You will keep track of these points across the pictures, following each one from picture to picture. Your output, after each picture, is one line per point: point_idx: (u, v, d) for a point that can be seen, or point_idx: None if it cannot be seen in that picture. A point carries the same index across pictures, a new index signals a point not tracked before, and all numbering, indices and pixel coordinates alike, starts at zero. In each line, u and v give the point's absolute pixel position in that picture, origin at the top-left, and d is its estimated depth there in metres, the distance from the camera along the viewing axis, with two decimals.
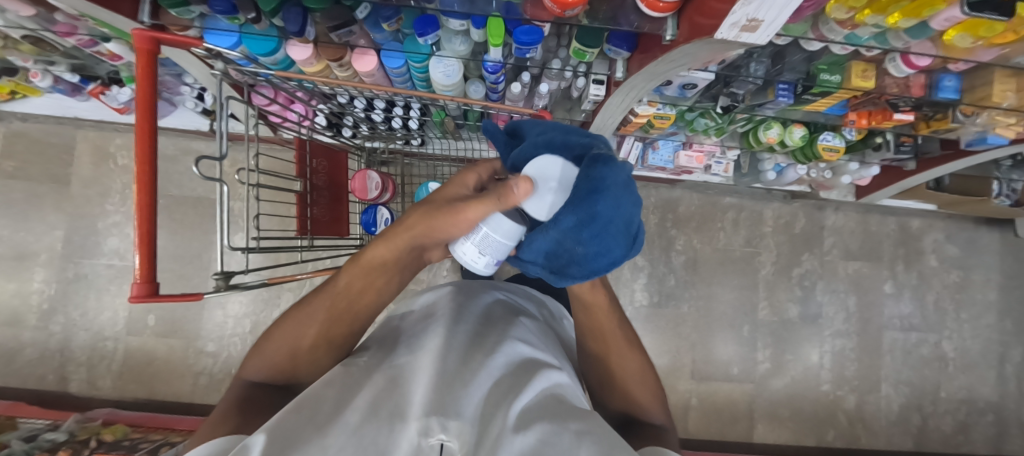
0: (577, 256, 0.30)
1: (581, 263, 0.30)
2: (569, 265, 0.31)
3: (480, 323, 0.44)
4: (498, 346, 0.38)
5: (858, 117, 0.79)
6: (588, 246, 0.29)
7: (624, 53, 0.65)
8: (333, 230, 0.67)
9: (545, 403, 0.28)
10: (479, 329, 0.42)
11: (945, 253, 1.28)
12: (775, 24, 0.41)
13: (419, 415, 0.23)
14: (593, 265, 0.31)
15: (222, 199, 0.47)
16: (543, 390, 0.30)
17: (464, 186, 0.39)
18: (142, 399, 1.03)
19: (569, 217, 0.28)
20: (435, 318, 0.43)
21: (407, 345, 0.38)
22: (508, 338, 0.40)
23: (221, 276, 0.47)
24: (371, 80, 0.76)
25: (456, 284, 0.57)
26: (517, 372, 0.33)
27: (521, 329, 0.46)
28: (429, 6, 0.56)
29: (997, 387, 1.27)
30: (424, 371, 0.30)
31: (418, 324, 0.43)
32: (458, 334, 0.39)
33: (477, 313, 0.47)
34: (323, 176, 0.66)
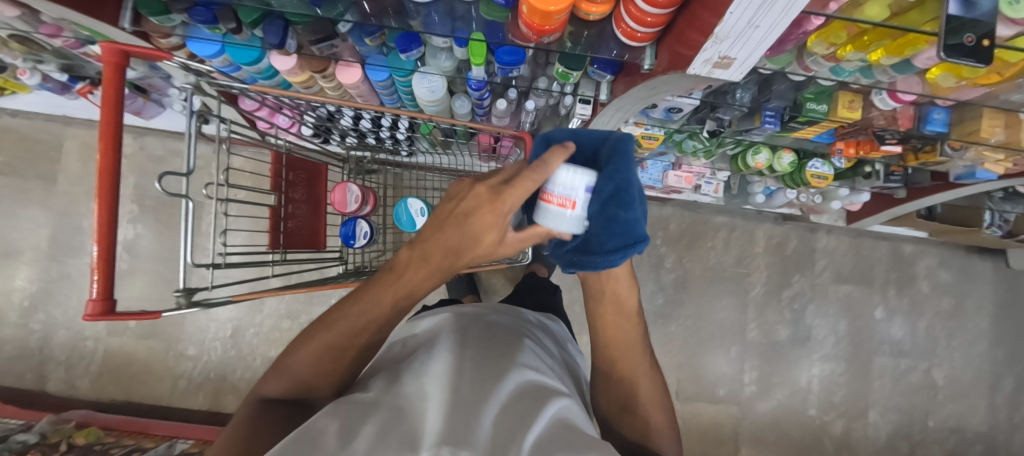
0: (603, 239, 0.42)
1: (614, 231, 0.41)
2: (604, 242, 0.42)
3: (488, 347, 0.43)
4: (507, 371, 0.37)
5: (846, 146, 0.77)
6: (624, 213, 0.40)
7: (608, 76, 0.64)
8: (309, 243, 0.65)
9: (556, 432, 0.27)
10: (487, 352, 0.42)
11: (938, 279, 1.25)
12: (748, 62, 0.42)
13: (430, 444, 0.22)
14: (625, 232, 0.41)
15: (186, 216, 0.47)
16: (551, 419, 0.30)
17: (503, 231, 0.32)
18: (121, 401, 1.02)
19: (607, 187, 0.39)
20: (441, 341, 0.43)
21: (410, 368, 0.37)
22: (515, 364, 0.40)
23: (182, 293, 0.46)
24: (357, 92, 0.76)
25: (458, 310, 0.56)
26: (526, 397, 0.33)
27: (530, 358, 0.45)
28: (412, 22, 0.56)
29: (987, 417, 1.23)
30: (436, 401, 0.29)
31: (424, 347, 0.43)
32: (467, 359, 0.38)
33: (484, 337, 0.46)
34: (302, 190, 0.64)
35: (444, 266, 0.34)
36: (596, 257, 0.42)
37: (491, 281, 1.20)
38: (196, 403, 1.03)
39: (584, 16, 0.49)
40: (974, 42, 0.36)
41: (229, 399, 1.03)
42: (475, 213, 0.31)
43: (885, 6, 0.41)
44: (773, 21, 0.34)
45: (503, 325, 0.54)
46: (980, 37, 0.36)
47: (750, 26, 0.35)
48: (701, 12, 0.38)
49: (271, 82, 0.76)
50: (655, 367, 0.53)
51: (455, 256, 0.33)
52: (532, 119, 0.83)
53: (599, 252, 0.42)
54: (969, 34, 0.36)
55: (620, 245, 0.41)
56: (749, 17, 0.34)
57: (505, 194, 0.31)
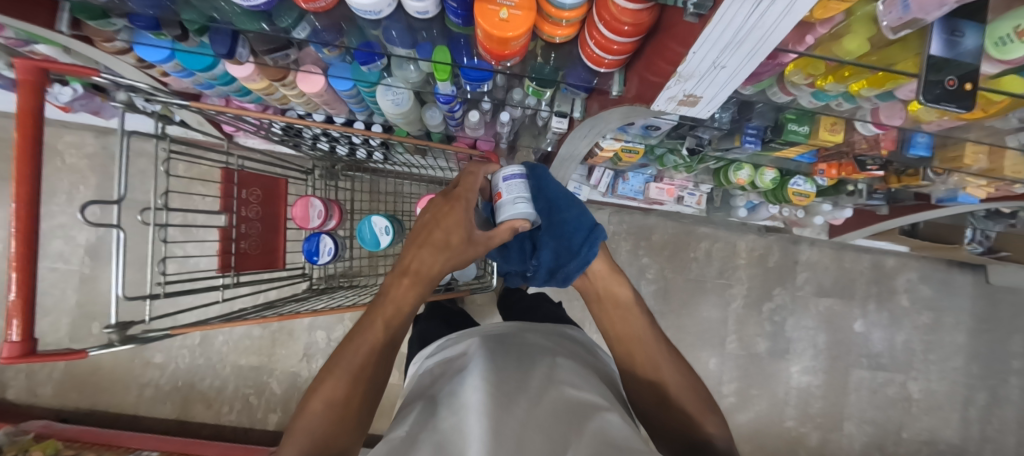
0: (572, 238, 0.52)
1: (570, 227, 0.51)
2: (572, 238, 0.52)
3: (517, 359, 0.44)
4: (539, 390, 0.37)
5: (827, 167, 0.75)
6: (566, 214, 0.51)
7: (581, 93, 0.61)
8: (264, 262, 0.63)
9: (600, 449, 0.27)
10: (516, 369, 0.41)
11: (918, 294, 1.25)
12: (714, 101, 0.40)
13: None
14: (573, 227, 0.51)
15: (117, 246, 0.44)
16: (593, 435, 0.29)
17: (466, 225, 0.43)
18: (85, 410, 1.00)
19: (542, 205, 0.51)
20: (468, 366, 0.43)
21: (445, 399, 0.38)
22: (548, 374, 0.40)
23: (114, 330, 0.43)
24: (321, 100, 0.72)
25: (479, 328, 0.56)
26: (566, 413, 0.33)
27: (562, 361, 0.45)
28: (374, 32, 0.52)
29: (960, 430, 1.25)
30: (474, 436, 0.29)
31: (453, 375, 0.43)
32: (498, 380, 0.38)
33: (511, 351, 0.46)
34: (256, 207, 0.61)
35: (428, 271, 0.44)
36: (575, 257, 0.51)
37: None
38: (163, 412, 1.01)
39: (549, 39, 0.45)
40: (956, 85, 0.32)
41: (198, 407, 1.01)
42: (439, 217, 0.44)
43: (865, 40, 0.37)
44: (739, 63, 0.32)
45: (528, 332, 0.54)
46: (962, 80, 0.32)
47: (715, 66, 0.33)
48: (669, 41, 0.35)
49: (230, 87, 0.72)
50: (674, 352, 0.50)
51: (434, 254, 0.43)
52: (508, 129, 0.79)
53: (573, 257, 0.51)
54: (951, 75, 0.32)
55: (583, 237, 0.51)
56: (714, 57, 0.31)
57: (457, 192, 0.44)
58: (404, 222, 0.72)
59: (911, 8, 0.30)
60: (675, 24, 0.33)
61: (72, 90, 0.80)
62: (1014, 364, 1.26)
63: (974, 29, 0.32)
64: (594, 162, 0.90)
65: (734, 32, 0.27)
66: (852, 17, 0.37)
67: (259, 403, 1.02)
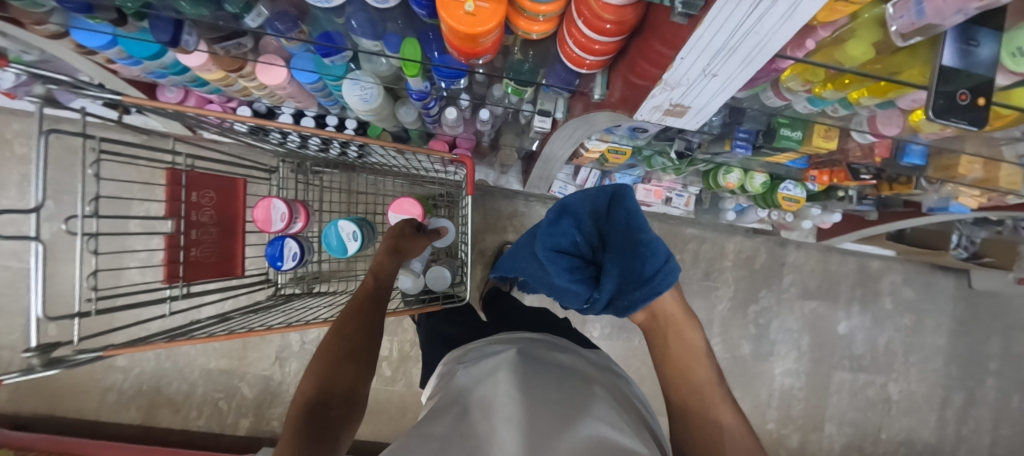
0: (648, 265, 0.43)
1: (647, 252, 0.43)
2: (644, 263, 0.43)
3: (556, 379, 0.39)
4: (577, 422, 0.31)
5: (819, 174, 0.72)
6: (645, 233, 0.44)
7: (563, 94, 0.57)
8: (220, 271, 0.58)
9: None
10: (554, 392, 0.36)
11: (901, 296, 1.26)
12: (703, 111, 0.36)
13: None
14: (643, 249, 0.43)
15: (35, 260, 0.39)
16: None
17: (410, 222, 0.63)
18: (43, 415, 0.95)
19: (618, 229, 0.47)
20: (504, 374, 0.38)
21: (476, 400, 0.35)
22: (588, 400, 0.36)
23: (35, 353, 0.39)
24: (285, 93, 0.66)
25: (515, 335, 0.52)
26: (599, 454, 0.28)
27: (599, 386, 0.41)
28: (338, 20, 0.48)
29: (936, 430, 1.27)
30: None
31: (485, 380, 0.38)
32: (536, 405, 0.33)
33: (551, 371, 0.41)
34: (210, 210, 0.57)
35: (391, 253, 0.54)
36: (643, 288, 0.42)
37: None
38: (128, 417, 0.96)
39: (525, 35, 0.41)
40: (968, 99, 0.30)
41: (165, 412, 0.97)
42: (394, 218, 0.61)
43: (869, 45, 0.34)
44: (732, 72, 0.28)
45: (564, 346, 0.50)
46: (974, 94, 0.29)
47: (706, 75, 0.29)
48: (654, 41, 0.30)
49: (184, 77, 0.66)
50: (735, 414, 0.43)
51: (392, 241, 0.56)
52: (489, 127, 0.75)
53: (641, 284, 0.43)
54: (962, 88, 0.30)
55: (655, 268, 0.43)
56: (704, 64, 0.28)
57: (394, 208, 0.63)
58: (372, 225, 0.68)
59: (926, 11, 0.26)
60: (661, 23, 0.29)
61: (14, 74, 0.73)
62: (990, 365, 1.28)
63: (990, 37, 0.29)
64: (580, 163, 0.86)
65: (729, 36, 0.24)
66: (857, 20, 0.33)
67: (230, 407, 0.99)
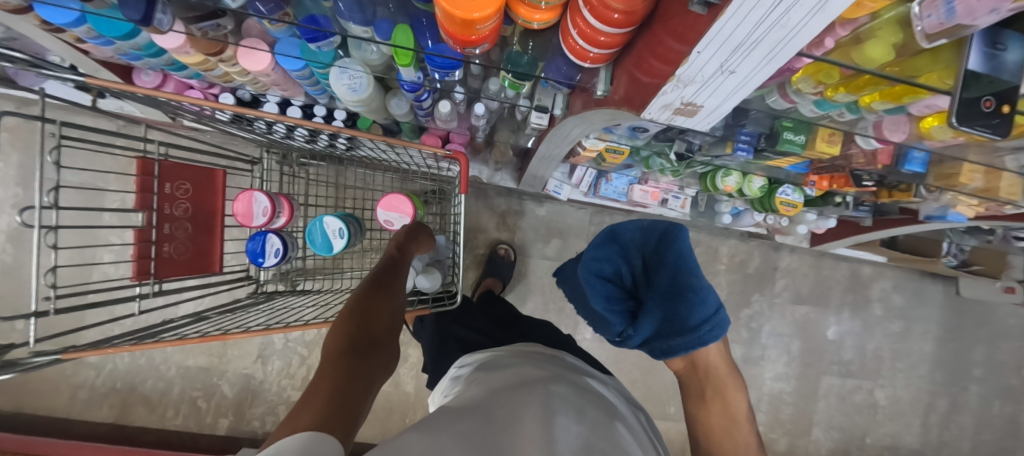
0: (695, 315, 0.48)
1: (695, 301, 0.48)
2: (692, 313, 0.48)
3: (580, 405, 0.37)
4: None
5: (820, 179, 0.72)
6: (699, 279, 0.50)
7: (563, 89, 0.55)
8: (195, 268, 0.55)
9: None
10: (579, 421, 0.33)
11: (890, 302, 1.26)
12: (716, 112, 0.34)
13: None
14: (692, 296, 0.48)
15: None
16: None
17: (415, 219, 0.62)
18: (8, 413, 0.90)
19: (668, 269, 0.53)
20: (530, 394, 0.36)
21: (497, 409, 0.33)
22: (613, 442, 0.33)
23: None
24: (269, 80, 0.63)
25: (541, 351, 0.50)
26: None
27: (620, 423, 0.38)
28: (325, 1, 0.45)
29: (920, 435, 1.28)
30: None
31: (509, 392, 0.37)
32: (562, 430, 0.31)
33: (576, 396, 0.38)
34: (185, 204, 0.53)
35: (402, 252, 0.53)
36: (685, 336, 0.47)
37: None
38: (100, 416, 0.92)
39: (526, 24, 0.38)
40: (992, 106, 0.29)
41: (139, 411, 0.93)
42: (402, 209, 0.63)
43: (890, 46, 0.32)
44: (752, 68, 0.26)
45: (588, 371, 0.48)
46: (1000, 100, 0.29)
47: (723, 71, 0.27)
48: (665, 35, 0.29)
49: (160, 60, 0.62)
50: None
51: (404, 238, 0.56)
52: (485, 123, 0.72)
53: (686, 332, 0.47)
54: (986, 94, 0.29)
55: (702, 319, 0.47)
56: (722, 60, 0.25)
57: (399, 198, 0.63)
58: (359, 221, 0.65)
59: (957, 11, 0.24)
60: (675, 14, 0.26)
61: None
62: (974, 371, 1.29)
63: (1017, 41, 0.28)
64: (577, 162, 0.84)
65: (752, 28, 0.21)
66: (878, 19, 0.31)
67: (208, 407, 0.95)
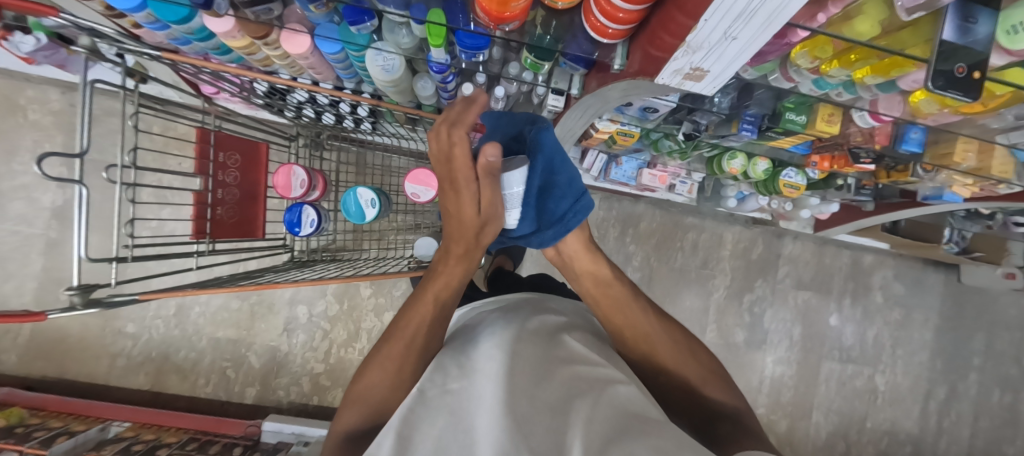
0: (555, 203, 0.45)
1: (557, 193, 0.45)
2: (556, 203, 0.45)
3: (535, 317, 0.42)
4: (561, 362, 0.34)
5: (821, 160, 0.75)
6: (561, 173, 0.44)
7: (580, 69, 0.59)
8: (242, 231, 0.60)
9: (617, 426, 0.26)
10: (537, 330, 0.39)
11: (891, 291, 1.28)
12: (722, 75, 0.38)
13: None
14: (557, 191, 0.45)
15: (80, 204, 0.41)
16: (608, 409, 0.29)
17: (478, 202, 0.39)
18: (51, 378, 0.96)
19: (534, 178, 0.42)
20: (491, 321, 0.41)
21: (457, 344, 0.38)
22: (563, 337, 0.40)
23: (76, 292, 0.41)
24: (306, 63, 0.68)
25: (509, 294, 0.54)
26: (578, 384, 0.31)
27: (577, 330, 0.44)
28: None
29: (919, 421, 1.31)
30: (488, 398, 0.28)
31: (473, 326, 0.42)
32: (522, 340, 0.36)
33: (534, 313, 0.44)
34: (234, 172, 0.58)
35: (449, 283, 0.41)
36: (556, 225, 0.45)
37: None
38: (136, 383, 0.98)
39: (552, 4, 0.43)
40: (965, 72, 0.33)
41: (171, 379, 0.99)
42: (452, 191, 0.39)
43: (877, 22, 0.37)
44: (751, 35, 0.30)
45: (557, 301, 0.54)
46: (971, 67, 0.32)
47: (727, 37, 0.31)
48: (677, 13, 0.33)
49: (208, 44, 0.67)
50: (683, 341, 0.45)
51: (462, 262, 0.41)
52: (503, 105, 0.77)
53: (551, 224, 0.45)
54: (960, 62, 0.33)
55: (568, 205, 0.45)
56: (725, 27, 0.30)
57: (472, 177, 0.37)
58: (389, 196, 0.70)
59: None
60: None
61: (36, 39, 0.72)
62: (973, 360, 1.32)
63: (987, 16, 0.32)
64: (589, 144, 0.88)
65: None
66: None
67: (236, 376, 1.01)
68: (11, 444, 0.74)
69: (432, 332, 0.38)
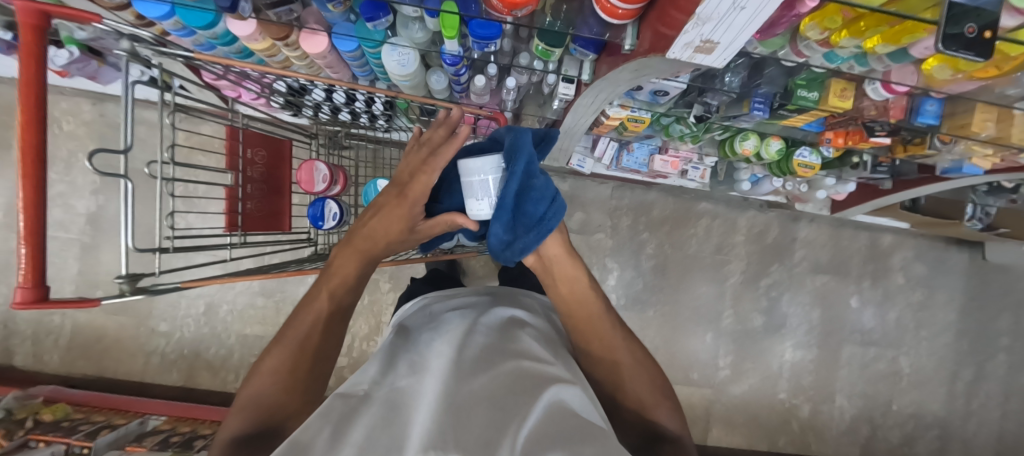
0: (530, 205, 0.39)
1: (533, 197, 0.39)
2: (532, 208, 0.39)
3: (486, 326, 0.44)
4: (503, 361, 0.36)
5: (835, 136, 0.75)
6: (538, 178, 0.40)
7: (591, 55, 0.60)
8: (271, 225, 0.63)
9: (551, 417, 0.27)
10: (489, 340, 0.41)
11: (913, 272, 1.26)
12: (732, 47, 0.38)
13: (417, 448, 0.22)
14: (533, 195, 0.39)
15: (126, 196, 0.43)
16: (548, 400, 0.29)
17: (411, 219, 0.45)
18: (91, 376, 1.02)
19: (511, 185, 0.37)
20: (444, 329, 0.43)
21: (407, 347, 0.40)
22: (515, 341, 0.41)
23: (125, 280, 0.44)
24: (324, 63, 0.70)
25: (469, 290, 0.59)
26: (520, 379, 0.33)
27: (530, 330, 0.46)
28: None
29: (946, 403, 1.28)
30: (430, 399, 0.29)
31: (427, 330, 0.44)
32: (472, 348, 0.38)
33: (486, 321, 0.45)
34: (262, 168, 0.61)
35: (345, 282, 0.44)
36: (533, 229, 0.40)
37: (472, 263, 1.15)
38: (170, 379, 1.03)
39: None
40: (975, 32, 0.33)
41: (203, 375, 1.03)
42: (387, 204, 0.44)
43: None
44: (759, 4, 0.30)
45: (509, 299, 0.56)
46: (982, 27, 0.33)
47: (735, 7, 0.32)
48: None
49: (231, 48, 0.70)
50: (644, 358, 0.47)
51: (358, 257, 0.45)
52: (514, 96, 0.78)
53: (532, 227, 0.40)
54: (971, 23, 0.33)
55: (545, 207, 0.40)
56: None
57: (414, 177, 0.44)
58: None
59: None
60: None
61: (69, 52, 0.76)
62: (1001, 340, 1.28)
63: None
64: (599, 132, 0.89)
65: None
66: None
67: None
68: (58, 436, 0.78)
69: (326, 330, 0.41)
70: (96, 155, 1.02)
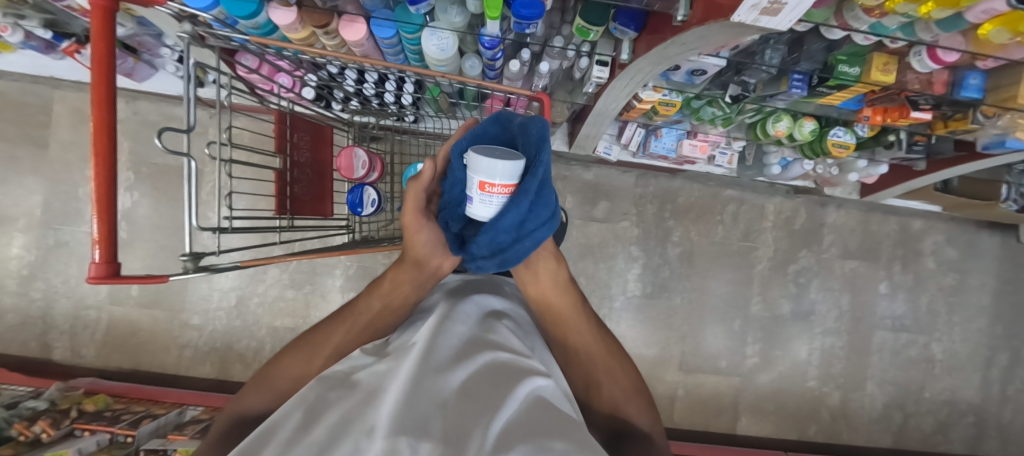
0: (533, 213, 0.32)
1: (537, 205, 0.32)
2: (534, 215, 0.32)
3: (467, 313, 0.39)
4: (483, 351, 0.31)
5: (873, 113, 0.74)
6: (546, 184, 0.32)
7: (631, 33, 0.61)
8: (316, 210, 0.63)
9: (528, 416, 0.23)
10: (468, 329, 0.36)
11: (944, 256, 1.24)
12: (799, 7, 0.37)
13: (387, 432, 0.18)
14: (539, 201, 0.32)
15: (190, 176, 0.44)
16: (524, 400, 0.25)
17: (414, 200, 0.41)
18: (127, 369, 1.05)
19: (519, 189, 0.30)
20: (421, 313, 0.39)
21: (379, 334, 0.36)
22: (495, 335, 0.36)
23: (189, 258, 0.44)
24: (360, 51, 0.71)
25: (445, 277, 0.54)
26: (498, 373, 0.28)
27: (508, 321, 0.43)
28: None
29: (980, 390, 1.26)
30: (401, 375, 0.25)
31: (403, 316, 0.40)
32: (449, 335, 0.33)
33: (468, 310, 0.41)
34: (306, 153, 0.62)
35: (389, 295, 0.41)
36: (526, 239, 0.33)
37: None
38: (203, 372, 1.05)
39: None
40: None
41: (235, 368, 1.04)
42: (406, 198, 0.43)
43: None
44: None
45: (483, 285, 0.51)
46: None
47: None
48: None
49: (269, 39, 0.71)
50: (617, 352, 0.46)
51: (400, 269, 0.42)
52: (546, 82, 0.78)
53: (527, 233, 0.33)
54: None
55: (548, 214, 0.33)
56: None
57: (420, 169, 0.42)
58: None
59: None
60: None
61: None
62: None
63: None
64: (628, 117, 0.89)
65: None
66: None
67: None
68: (102, 425, 0.79)
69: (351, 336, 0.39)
70: (162, 131, 1.06)
